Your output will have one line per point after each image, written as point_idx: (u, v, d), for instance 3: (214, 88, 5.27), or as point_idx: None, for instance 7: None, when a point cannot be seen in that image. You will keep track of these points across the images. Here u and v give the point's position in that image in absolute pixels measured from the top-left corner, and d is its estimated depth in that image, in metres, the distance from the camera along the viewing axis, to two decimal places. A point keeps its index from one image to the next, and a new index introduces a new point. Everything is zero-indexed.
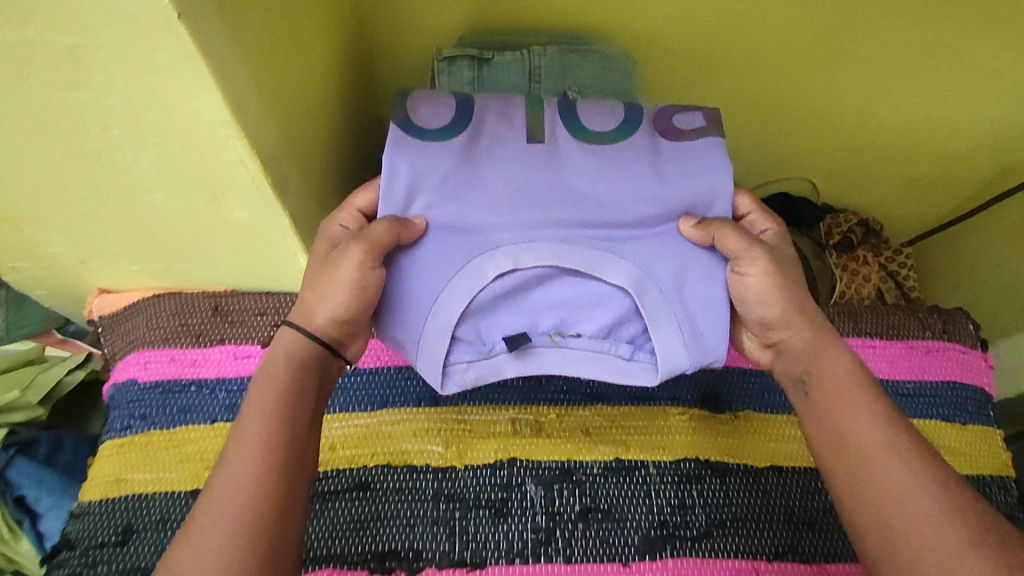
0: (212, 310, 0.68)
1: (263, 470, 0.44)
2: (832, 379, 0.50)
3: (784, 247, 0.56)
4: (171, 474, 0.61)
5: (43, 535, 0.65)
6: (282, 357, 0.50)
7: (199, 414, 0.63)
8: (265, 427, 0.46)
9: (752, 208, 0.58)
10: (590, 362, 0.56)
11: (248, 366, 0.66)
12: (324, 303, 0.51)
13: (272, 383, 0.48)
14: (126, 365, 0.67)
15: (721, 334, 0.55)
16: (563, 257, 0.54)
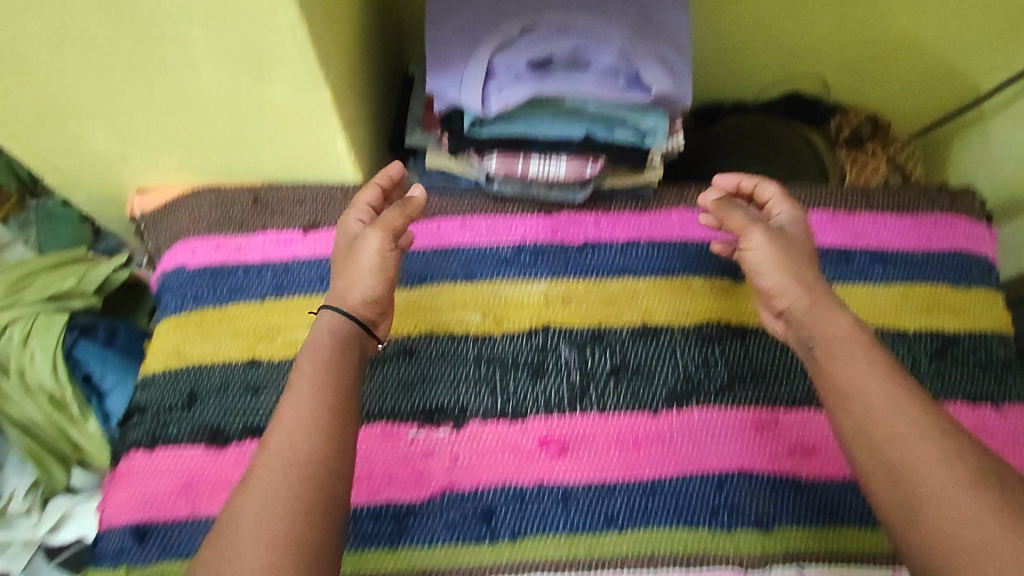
0: (253, 201, 0.70)
1: (303, 456, 0.46)
2: (836, 337, 0.51)
3: (804, 236, 0.59)
4: (227, 347, 0.65)
5: (109, 412, 0.71)
6: (326, 331, 0.53)
7: (249, 293, 0.67)
8: (316, 386, 0.49)
9: (773, 193, 0.62)
10: (599, 86, 0.59)
11: (291, 250, 0.69)
12: (352, 287, 0.56)
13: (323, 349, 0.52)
14: (174, 253, 0.70)
15: (687, 76, 0.62)
16: (567, 5, 0.61)
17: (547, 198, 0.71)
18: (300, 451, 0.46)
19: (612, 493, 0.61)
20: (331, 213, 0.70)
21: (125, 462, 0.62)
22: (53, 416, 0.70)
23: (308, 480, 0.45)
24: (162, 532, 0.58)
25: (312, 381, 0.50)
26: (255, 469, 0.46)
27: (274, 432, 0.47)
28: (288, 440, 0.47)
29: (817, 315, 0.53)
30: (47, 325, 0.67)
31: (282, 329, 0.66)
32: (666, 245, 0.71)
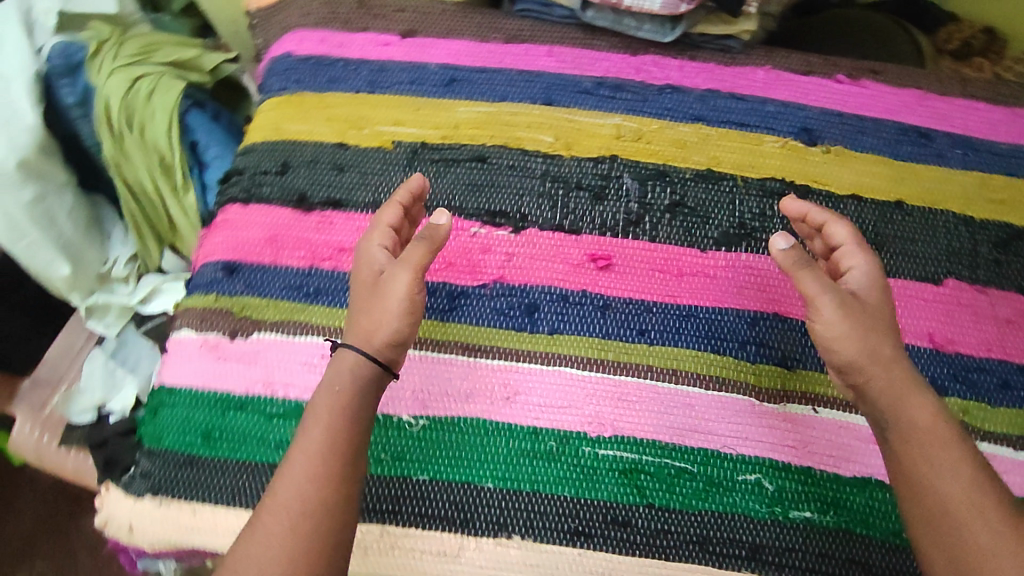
0: (358, 5, 0.76)
1: (318, 474, 0.50)
2: (918, 433, 0.50)
3: (880, 296, 0.55)
4: (321, 129, 0.71)
5: (206, 185, 0.80)
6: (347, 374, 0.54)
7: (345, 84, 0.72)
8: (325, 441, 0.52)
9: (845, 239, 0.58)
10: None
11: (387, 53, 0.74)
12: (379, 328, 0.56)
13: (331, 406, 0.53)
14: (283, 43, 0.76)
15: None
16: None
17: (634, 36, 0.74)
18: (316, 471, 0.51)
19: (648, 311, 0.66)
20: (428, 23, 0.75)
21: (222, 213, 0.70)
22: (160, 177, 0.78)
23: (316, 515, 0.49)
24: (249, 271, 0.66)
25: (323, 432, 0.52)
26: (274, 501, 0.50)
27: (282, 483, 0.50)
28: (304, 470, 0.51)
29: (886, 366, 0.51)
30: (167, 87, 0.75)
31: (369, 120, 0.71)
32: (745, 100, 0.72)
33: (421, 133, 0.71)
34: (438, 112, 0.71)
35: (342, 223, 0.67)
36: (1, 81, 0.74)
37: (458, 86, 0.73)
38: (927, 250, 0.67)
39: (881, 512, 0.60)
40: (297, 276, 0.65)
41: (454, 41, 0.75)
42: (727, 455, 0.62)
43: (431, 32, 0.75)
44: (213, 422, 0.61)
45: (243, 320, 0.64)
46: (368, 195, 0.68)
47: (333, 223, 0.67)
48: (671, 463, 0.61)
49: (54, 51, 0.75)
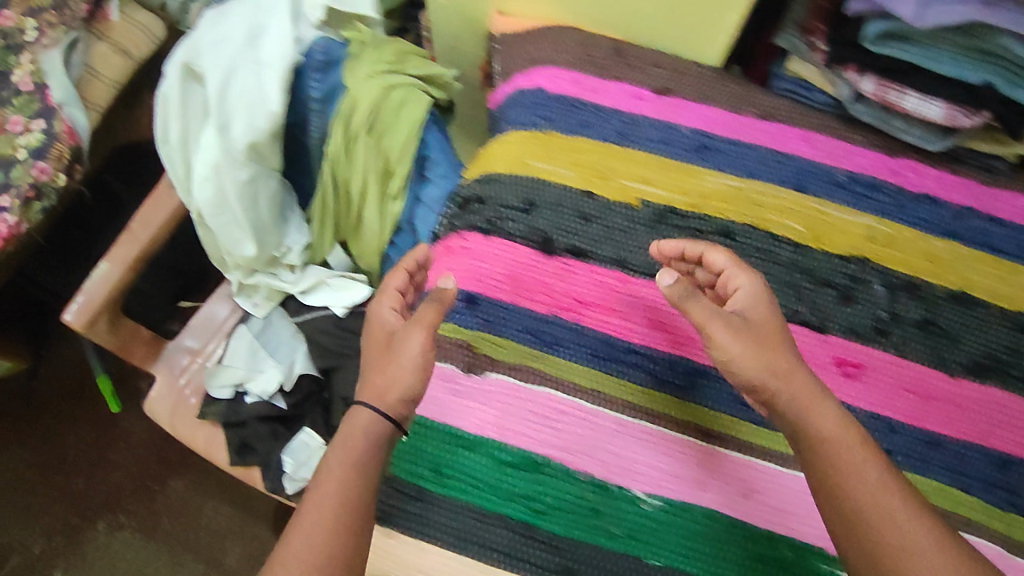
0: (614, 52, 0.73)
1: (338, 527, 0.51)
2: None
3: (769, 314, 0.55)
4: (567, 172, 0.69)
5: (417, 197, 0.81)
6: (368, 437, 0.55)
7: (595, 131, 0.70)
8: (342, 494, 0.52)
9: (726, 262, 0.58)
10: None
11: (640, 107, 0.71)
12: (395, 386, 0.57)
13: (367, 470, 0.53)
14: (532, 77, 0.74)
15: None
16: None
17: (897, 137, 0.71)
18: (343, 529, 0.51)
19: (891, 431, 0.62)
20: (686, 85, 0.72)
21: (460, 240, 0.69)
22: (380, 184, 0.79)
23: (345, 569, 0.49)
24: (488, 306, 0.65)
25: (344, 488, 0.53)
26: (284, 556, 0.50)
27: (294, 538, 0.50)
28: (315, 521, 0.51)
29: (785, 378, 0.52)
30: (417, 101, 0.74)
31: (616, 173, 0.69)
32: (1003, 226, 0.69)
33: (669, 197, 0.68)
34: (688, 178, 0.69)
35: (584, 275, 0.66)
36: (256, 64, 0.74)
37: (708, 154, 0.70)
38: None
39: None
40: (535, 321, 0.65)
41: (709, 107, 0.72)
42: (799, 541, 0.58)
43: (686, 93, 0.72)
44: (443, 458, 0.61)
45: (480, 356, 0.64)
46: (613, 251, 0.67)
47: (574, 272, 0.66)
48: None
49: (317, 46, 0.73)
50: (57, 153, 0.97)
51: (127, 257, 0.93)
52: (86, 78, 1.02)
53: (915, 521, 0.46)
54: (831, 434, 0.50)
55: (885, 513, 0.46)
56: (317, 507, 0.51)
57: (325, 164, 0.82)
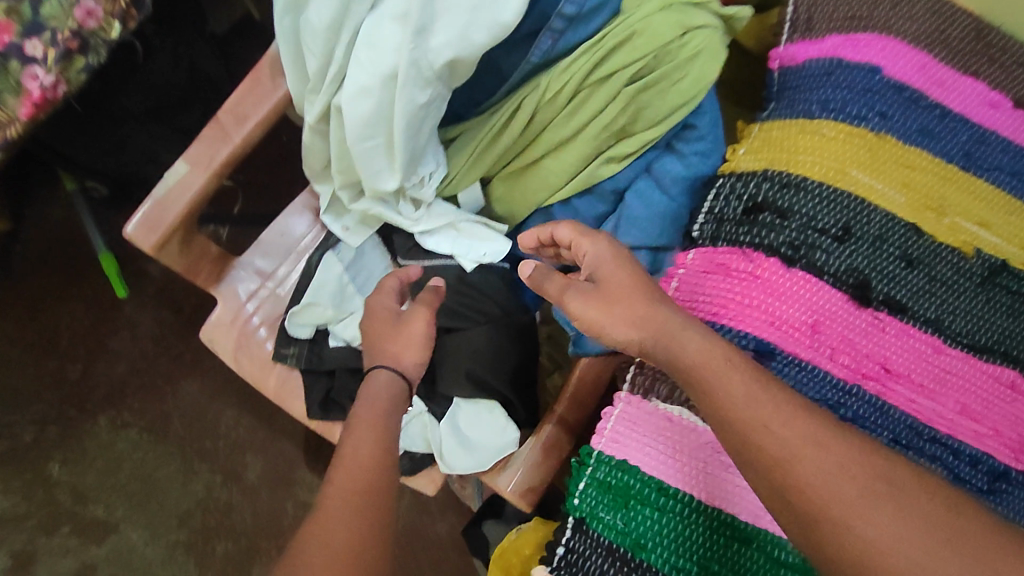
0: (973, 34, 0.56)
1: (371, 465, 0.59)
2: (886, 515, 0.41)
3: (621, 271, 0.54)
4: (895, 196, 0.53)
5: (648, 166, 0.62)
6: (381, 390, 0.65)
7: (936, 144, 0.54)
8: (376, 417, 0.62)
9: (568, 236, 0.57)
10: None
11: (993, 120, 0.55)
12: (404, 351, 0.66)
13: (370, 411, 0.63)
14: (863, 45, 0.55)
15: None
16: None
17: None
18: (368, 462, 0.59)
19: None
20: None
21: (747, 263, 0.52)
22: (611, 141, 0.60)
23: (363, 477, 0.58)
24: (783, 364, 0.50)
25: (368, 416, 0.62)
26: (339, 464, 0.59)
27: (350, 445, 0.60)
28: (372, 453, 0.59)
29: (648, 325, 0.51)
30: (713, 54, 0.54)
31: (951, 208, 0.54)
32: None
33: (1007, 248, 0.54)
34: None
35: (895, 336, 0.52)
36: None
37: None
38: None
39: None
40: (835, 391, 0.51)
41: None
42: None
43: None
44: (710, 552, 0.48)
45: None
46: (933, 310, 0.53)
47: (885, 331, 0.52)
48: None
49: None
50: None
51: (212, 160, 0.69)
52: None
53: (833, 447, 0.44)
54: (697, 361, 0.48)
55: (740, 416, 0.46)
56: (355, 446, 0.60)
57: (523, 97, 0.60)
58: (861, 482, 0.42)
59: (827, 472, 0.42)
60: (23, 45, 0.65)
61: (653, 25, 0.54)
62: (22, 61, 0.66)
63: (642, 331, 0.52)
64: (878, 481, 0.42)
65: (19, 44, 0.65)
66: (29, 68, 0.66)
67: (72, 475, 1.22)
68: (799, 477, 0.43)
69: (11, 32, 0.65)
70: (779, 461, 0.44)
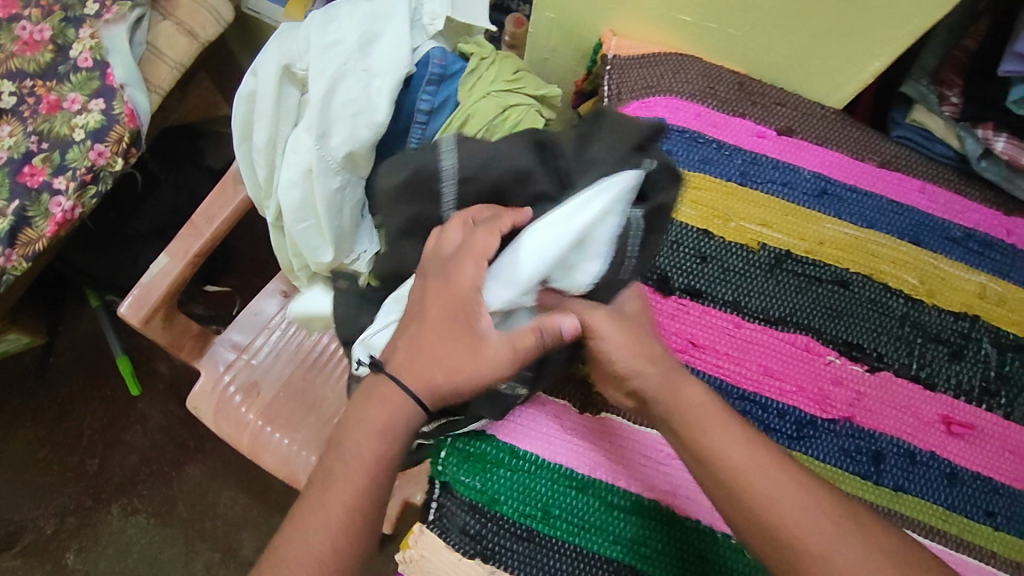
0: (737, 86, 0.73)
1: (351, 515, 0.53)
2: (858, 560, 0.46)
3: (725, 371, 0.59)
4: (686, 210, 0.68)
5: None
6: (389, 412, 0.55)
7: (717, 169, 0.70)
8: (367, 472, 0.54)
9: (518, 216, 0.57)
10: None
11: (762, 145, 0.71)
12: (465, 375, 0.54)
13: (366, 425, 0.55)
14: (652, 106, 0.73)
15: None
16: None
17: (1015, 196, 0.70)
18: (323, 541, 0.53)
19: (996, 492, 0.62)
20: (808, 126, 0.72)
21: None
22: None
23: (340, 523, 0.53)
24: None
25: (362, 448, 0.55)
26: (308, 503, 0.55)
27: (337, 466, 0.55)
28: (332, 507, 0.53)
29: (657, 362, 0.55)
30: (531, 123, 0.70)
31: (736, 213, 0.68)
32: None
33: (788, 241, 0.68)
34: (807, 223, 0.69)
35: (698, 316, 0.65)
36: (365, 71, 0.71)
37: (827, 200, 0.70)
38: None
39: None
40: None
41: (829, 151, 0.71)
42: (674, 512, 0.60)
43: (808, 134, 0.72)
44: (554, 500, 0.60)
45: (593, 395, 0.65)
46: (729, 294, 0.66)
47: (688, 312, 0.65)
48: None
49: (435, 57, 0.70)
50: (116, 136, 0.91)
51: (187, 251, 0.89)
52: (150, 58, 0.97)
53: (809, 498, 0.49)
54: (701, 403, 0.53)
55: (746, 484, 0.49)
56: (351, 455, 0.55)
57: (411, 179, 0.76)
58: (835, 517, 0.48)
59: (799, 510, 0.48)
60: (52, 181, 0.89)
61: (480, 109, 0.69)
62: (51, 193, 0.89)
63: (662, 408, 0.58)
64: (845, 518, 0.48)
65: (51, 181, 0.89)
66: (56, 197, 0.89)
67: (85, 562, 1.32)
68: (766, 508, 0.48)
69: (45, 174, 0.89)
70: (759, 498, 0.49)
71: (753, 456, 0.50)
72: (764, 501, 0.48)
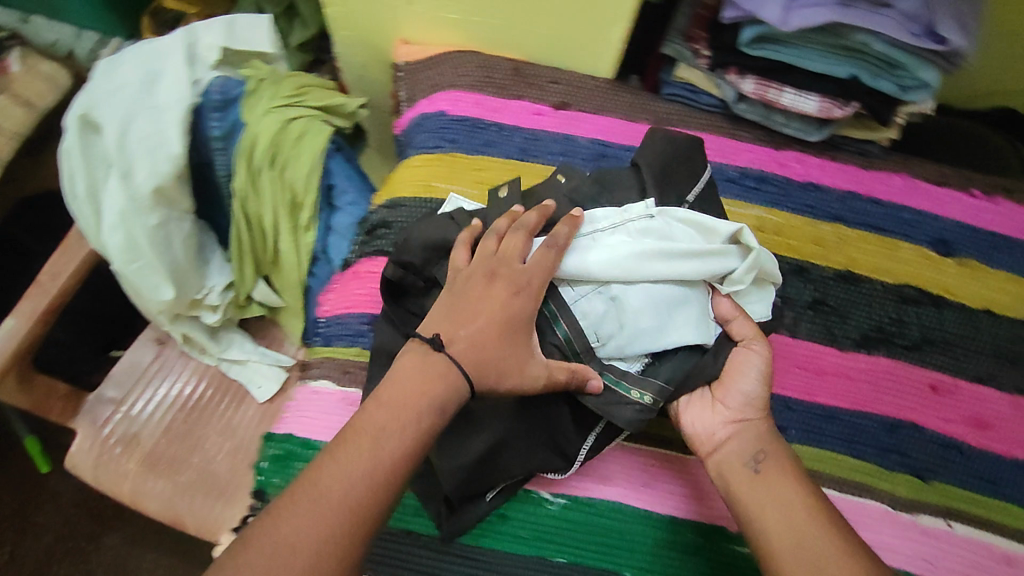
0: (513, 71, 0.77)
1: (366, 498, 0.45)
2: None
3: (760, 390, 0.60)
4: (472, 191, 0.71)
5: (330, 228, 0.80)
6: (419, 387, 0.49)
7: (498, 149, 0.73)
8: (380, 444, 0.47)
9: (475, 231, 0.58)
10: (894, 26, 0.61)
11: (540, 122, 0.74)
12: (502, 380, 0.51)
13: (383, 397, 0.49)
14: (435, 101, 0.76)
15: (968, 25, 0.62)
16: None
17: (779, 131, 0.75)
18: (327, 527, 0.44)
19: (788, 408, 0.65)
20: (582, 97, 0.75)
21: (367, 264, 0.70)
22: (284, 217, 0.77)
23: (347, 509, 0.45)
24: None
25: (380, 422, 0.48)
26: (321, 472, 0.46)
27: (348, 442, 0.47)
28: (342, 489, 0.45)
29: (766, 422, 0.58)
30: (318, 132, 0.75)
31: None
32: (883, 205, 0.74)
33: None
34: None
35: None
36: (155, 109, 0.74)
37: (608, 162, 0.73)
38: (966, 348, 0.69)
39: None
40: None
41: (606, 117, 0.75)
42: None
43: (584, 105, 0.75)
44: None
45: None
46: None
47: None
48: (742, 549, 0.59)
49: (214, 86, 0.74)
50: None
51: (34, 311, 0.89)
52: None
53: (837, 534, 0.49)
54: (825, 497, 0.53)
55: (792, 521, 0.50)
56: (375, 429, 0.48)
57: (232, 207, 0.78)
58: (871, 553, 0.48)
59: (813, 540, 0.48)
60: None
61: (266, 127, 0.73)
62: None
63: (725, 446, 0.57)
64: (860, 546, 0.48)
65: None
66: None
67: None
68: (800, 548, 0.48)
69: None
70: (790, 538, 0.49)
71: (805, 504, 0.51)
72: (802, 542, 0.49)
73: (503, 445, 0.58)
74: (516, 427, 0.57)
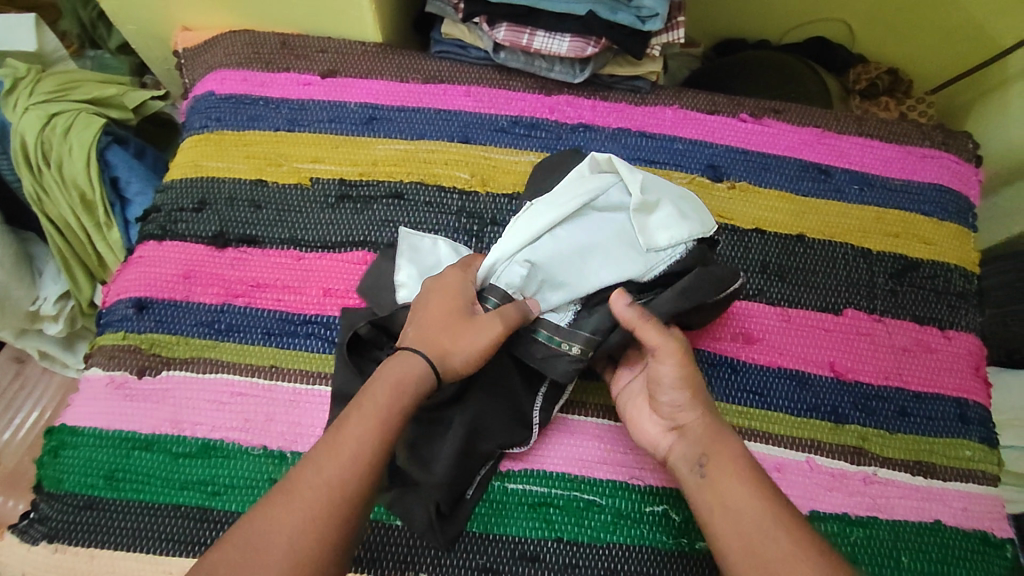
0: (281, 45, 0.77)
1: (342, 500, 0.46)
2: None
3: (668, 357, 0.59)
4: (239, 166, 0.72)
5: (129, 221, 0.79)
6: (393, 383, 0.52)
7: (265, 123, 0.73)
8: (361, 451, 0.48)
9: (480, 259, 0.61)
10: None
11: (308, 92, 0.75)
12: (449, 352, 0.54)
13: (378, 407, 0.50)
14: (205, 82, 0.76)
15: None
16: None
17: (547, 77, 0.76)
18: (310, 525, 0.45)
19: None
20: (349, 63, 0.76)
21: (138, 250, 0.69)
22: (81, 214, 0.77)
23: (328, 513, 0.46)
24: (160, 309, 0.66)
25: (363, 435, 0.49)
26: (289, 488, 0.46)
27: (327, 450, 0.48)
28: (308, 498, 0.46)
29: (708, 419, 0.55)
30: (85, 124, 0.74)
31: (288, 158, 0.72)
32: (654, 138, 0.75)
33: (340, 170, 0.72)
34: (357, 150, 0.73)
35: (258, 259, 0.68)
36: None
37: (377, 125, 0.74)
38: (736, 268, 0.70)
39: (868, 553, 0.60)
40: (209, 313, 0.66)
41: (374, 81, 0.75)
42: (241, 446, 0.61)
43: (352, 72, 0.76)
44: (118, 463, 0.61)
45: (151, 357, 0.64)
46: (284, 232, 0.69)
47: (247, 259, 0.68)
48: (513, 485, 0.62)
49: None
50: None
51: None
52: None
53: (790, 531, 0.47)
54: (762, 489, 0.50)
55: (737, 516, 0.49)
56: (351, 438, 0.49)
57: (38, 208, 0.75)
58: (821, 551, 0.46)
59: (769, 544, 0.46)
60: None
61: (26, 125, 0.73)
62: None
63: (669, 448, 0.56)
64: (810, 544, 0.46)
65: None
66: None
67: None
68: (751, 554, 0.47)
69: None
70: (744, 546, 0.47)
71: (758, 504, 0.49)
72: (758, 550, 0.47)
73: (477, 431, 0.60)
74: (483, 407, 0.60)
